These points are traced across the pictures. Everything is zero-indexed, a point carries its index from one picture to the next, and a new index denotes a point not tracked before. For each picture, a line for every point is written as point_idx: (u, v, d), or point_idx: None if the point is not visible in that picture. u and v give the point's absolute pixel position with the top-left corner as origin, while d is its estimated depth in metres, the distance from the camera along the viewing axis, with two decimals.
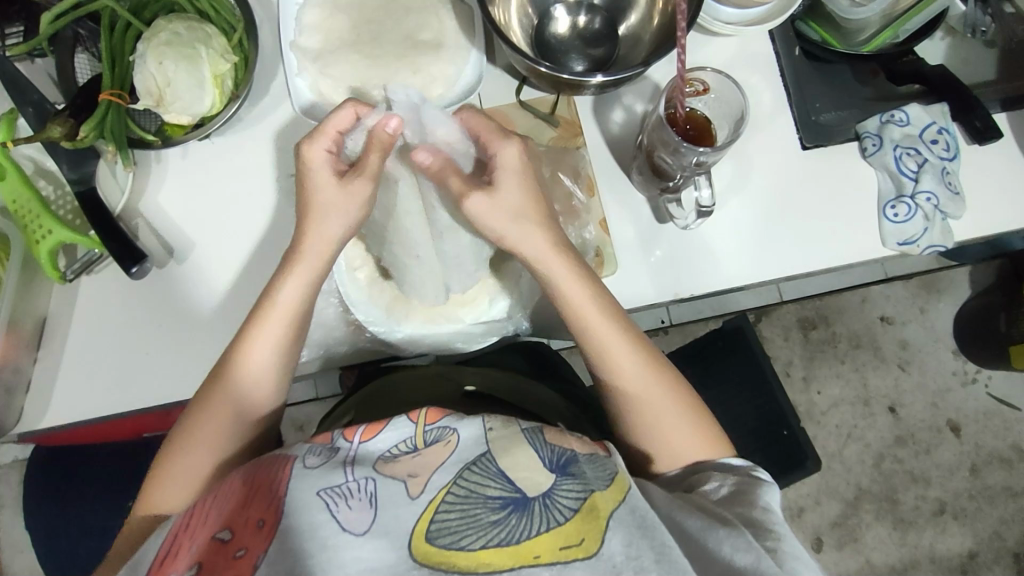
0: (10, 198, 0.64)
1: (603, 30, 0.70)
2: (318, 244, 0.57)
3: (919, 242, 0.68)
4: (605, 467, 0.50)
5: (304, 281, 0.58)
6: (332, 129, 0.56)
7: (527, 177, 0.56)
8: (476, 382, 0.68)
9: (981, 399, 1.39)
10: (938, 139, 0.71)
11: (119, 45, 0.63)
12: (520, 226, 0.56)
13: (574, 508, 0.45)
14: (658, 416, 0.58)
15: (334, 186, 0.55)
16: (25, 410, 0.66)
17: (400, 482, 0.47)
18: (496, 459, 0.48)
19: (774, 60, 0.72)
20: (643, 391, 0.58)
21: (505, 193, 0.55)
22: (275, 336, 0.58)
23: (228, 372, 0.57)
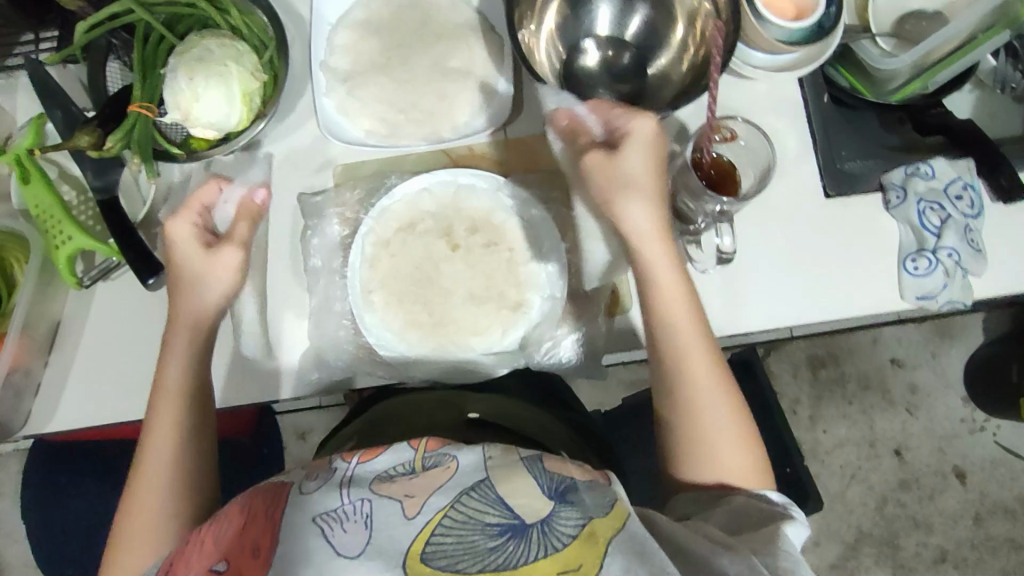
0: (34, 203, 0.64)
1: (631, 66, 0.70)
2: (186, 322, 0.60)
3: (937, 297, 0.68)
4: (606, 495, 0.49)
5: (192, 353, 0.60)
6: (196, 204, 0.59)
7: (654, 159, 0.57)
8: (480, 410, 0.66)
9: (989, 448, 1.37)
10: (962, 196, 0.71)
11: (151, 57, 0.64)
12: (637, 207, 0.57)
13: (573, 534, 0.44)
14: (708, 427, 0.58)
15: (195, 257, 0.58)
16: (34, 413, 0.67)
17: (397, 503, 0.47)
18: (496, 486, 0.47)
19: (803, 105, 0.72)
20: (705, 413, 0.58)
21: (632, 167, 0.56)
22: (180, 404, 0.59)
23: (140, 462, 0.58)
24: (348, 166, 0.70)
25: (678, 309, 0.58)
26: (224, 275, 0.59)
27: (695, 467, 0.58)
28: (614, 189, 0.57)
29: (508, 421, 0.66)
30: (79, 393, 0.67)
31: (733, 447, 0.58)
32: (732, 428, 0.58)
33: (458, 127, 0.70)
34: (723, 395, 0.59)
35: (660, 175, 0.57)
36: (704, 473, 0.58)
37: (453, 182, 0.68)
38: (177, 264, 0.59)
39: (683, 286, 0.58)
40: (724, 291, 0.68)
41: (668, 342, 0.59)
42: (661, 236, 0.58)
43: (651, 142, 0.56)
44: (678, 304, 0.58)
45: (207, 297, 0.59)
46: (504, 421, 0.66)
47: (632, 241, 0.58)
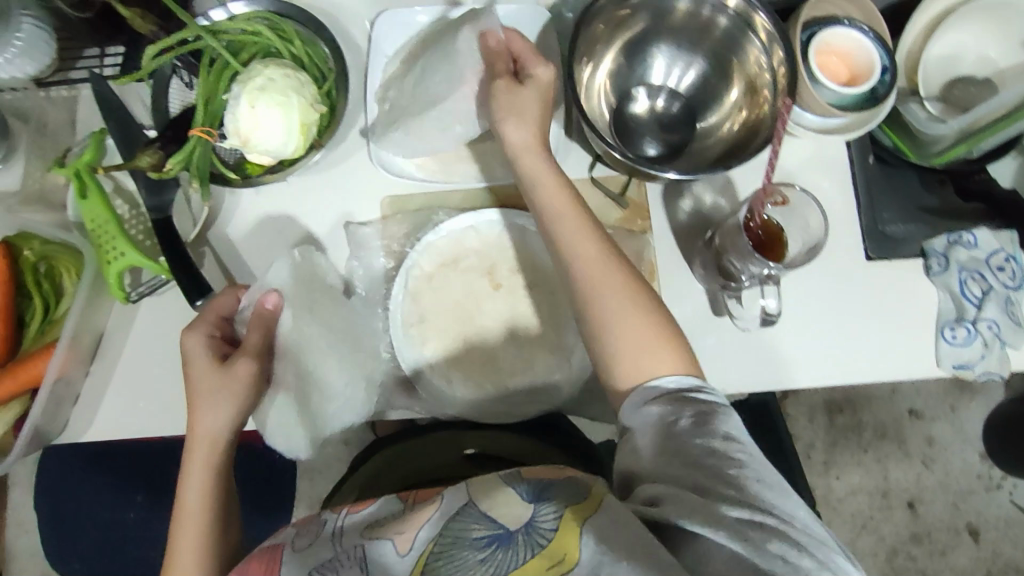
0: (89, 218, 0.65)
1: (680, 117, 0.71)
2: (202, 440, 0.57)
3: (975, 367, 0.68)
4: (580, 487, 0.51)
5: (208, 470, 0.57)
6: (214, 313, 0.61)
7: (545, 103, 0.63)
8: (477, 445, 0.70)
9: (1004, 507, 1.36)
10: (1005, 266, 0.71)
11: (214, 83, 0.65)
12: (514, 127, 0.61)
13: (556, 526, 0.47)
14: (608, 318, 0.55)
15: (214, 372, 0.57)
16: (72, 420, 0.68)
17: (387, 541, 0.49)
18: (477, 503, 0.50)
19: (849, 166, 0.73)
20: (601, 308, 0.55)
21: (521, 98, 0.61)
22: (197, 523, 0.57)
23: None
24: (395, 199, 0.71)
25: (575, 219, 0.59)
26: (245, 390, 0.58)
27: (612, 341, 0.55)
28: (503, 108, 0.62)
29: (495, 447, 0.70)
30: (117, 405, 0.68)
31: (653, 350, 0.54)
32: (626, 311, 0.55)
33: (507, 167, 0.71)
34: (611, 266, 0.57)
35: (546, 115, 0.63)
36: (620, 358, 0.54)
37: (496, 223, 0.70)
38: (192, 383, 0.58)
39: (566, 194, 0.60)
40: (762, 347, 0.68)
41: (558, 237, 0.58)
42: (542, 151, 0.62)
43: (544, 87, 0.62)
44: (559, 220, 0.59)
45: (217, 414, 0.57)
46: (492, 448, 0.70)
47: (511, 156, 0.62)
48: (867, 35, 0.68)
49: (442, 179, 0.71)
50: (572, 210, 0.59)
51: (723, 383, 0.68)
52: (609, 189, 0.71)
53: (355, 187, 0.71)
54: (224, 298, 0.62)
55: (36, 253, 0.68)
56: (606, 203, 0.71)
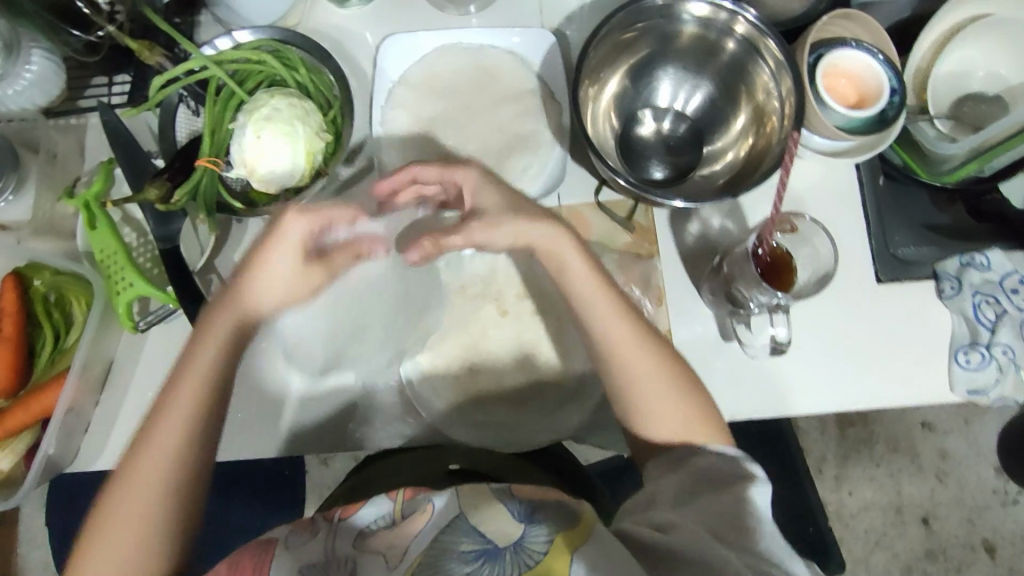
0: (97, 248, 0.66)
1: (687, 139, 0.71)
2: (230, 319, 0.57)
3: (989, 392, 0.67)
4: (570, 509, 0.52)
5: (221, 360, 0.57)
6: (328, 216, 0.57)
7: (511, 198, 0.61)
8: (461, 461, 0.66)
9: (1021, 522, 1.34)
10: (1018, 289, 0.70)
11: (221, 114, 0.65)
12: (496, 233, 0.58)
13: (544, 549, 0.48)
14: (648, 399, 0.58)
15: (295, 267, 0.58)
16: (82, 449, 0.68)
17: (382, 557, 0.50)
18: (468, 518, 0.51)
19: (859, 187, 0.72)
20: (632, 378, 0.58)
21: (475, 200, 0.60)
22: (184, 414, 0.56)
23: (137, 448, 0.55)
24: None
25: (604, 305, 0.59)
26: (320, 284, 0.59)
27: (642, 399, 0.58)
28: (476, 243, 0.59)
29: (491, 467, 0.66)
30: (126, 434, 0.68)
31: (679, 405, 0.58)
32: (666, 390, 0.58)
33: None
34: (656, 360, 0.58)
35: (517, 202, 0.61)
36: (647, 416, 0.58)
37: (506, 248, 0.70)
38: (250, 285, 0.57)
39: (594, 272, 0.60)
40: (774, 374, 0.67)
41: (591, 314, 0.59)
42: (568, 239, 0.60)
43: (478, 180, 0.61)
44: (591, 301, 0.59)
45: (235, 316, 0.57)
46: (486, 466, 0.66)
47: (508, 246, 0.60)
48: (878, 58, 0.67)
49: None
50: (600, 297, 0.59)
51: (734, 410, 0.67)
52: (616, 213, 0.70)
53: None
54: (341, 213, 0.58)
55: (47, 283, 0.69)
56: (613, 227, 0.71)
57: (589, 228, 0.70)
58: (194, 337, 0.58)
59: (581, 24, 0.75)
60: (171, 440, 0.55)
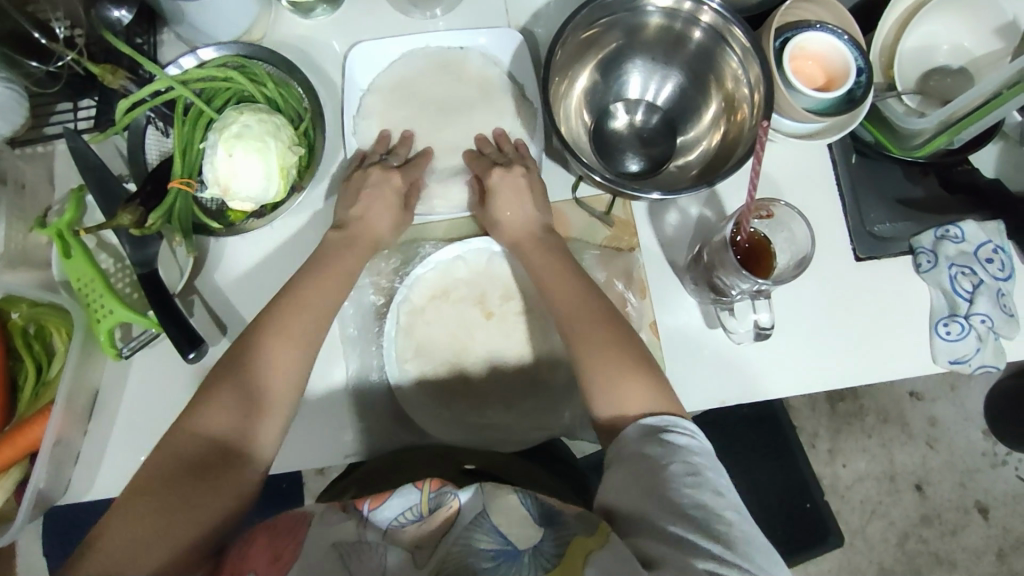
0: (74, 276, 0.65)
1: (660, 129, 0.71)
2: (367, 230, 0.66)
3: (970, 361, 0.68)
4: (592, 517, 0.50)
5: (367, 251, 0.65)
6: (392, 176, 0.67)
7: (517, 195, 0.66)
8: (476, 460, 0.66)
9: (1011, 482, 1.36)
10: (993, 258, 0.71)
11: (190, 132, 0.64)
12: (517, 210, 0.66)
13: (559, 554, 0.48)
14: (591, 362, 0.57)
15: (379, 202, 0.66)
16: (74, 481, 0.68)
17: (402, 552, 0.51)
18: (490, 515, 0.52)
19: (831, 168, 0.73)
20: (587, 346, 0.58)
21: (492, 202, 0.66)
22: (245, 403, 0.54)
23: (285, 308, 0.59)
24: None
25: (558, 280, 0.62)
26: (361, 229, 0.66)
27: (594, 375, 0.57)
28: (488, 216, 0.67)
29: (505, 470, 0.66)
30: (118, 461, 0.68)
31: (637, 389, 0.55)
32: (616, 357, 0.57)
33: None
34: (622, 335, 0.58)
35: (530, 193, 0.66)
36: (604, 393, 0.56)
37: (485, 250, 0.70)
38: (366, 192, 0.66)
39: (562, 257, 0.63)
40: (759, 358, 0.68)
41: (550, 283, 0.62)
42: (536, 238, 0.65)
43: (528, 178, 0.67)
44: (564, 286, 0.61)
45: (321, 290, 0.60)
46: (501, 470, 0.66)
47: (512, 231, 0.66)
48: (843, 39, 0.67)
49: (424, 211, 0.70)
50: (562, 265, 0.63)
51: (723, 396, 0.68)
52: (594, 208, 0.71)
53: None
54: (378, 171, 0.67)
55: (24, 315, 0.67)
56: (592, 222, 0.71)
57: (567, 224, 0.71)
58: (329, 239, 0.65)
59: (548, 21, 0.74)
60: (232, 407, 0.54)
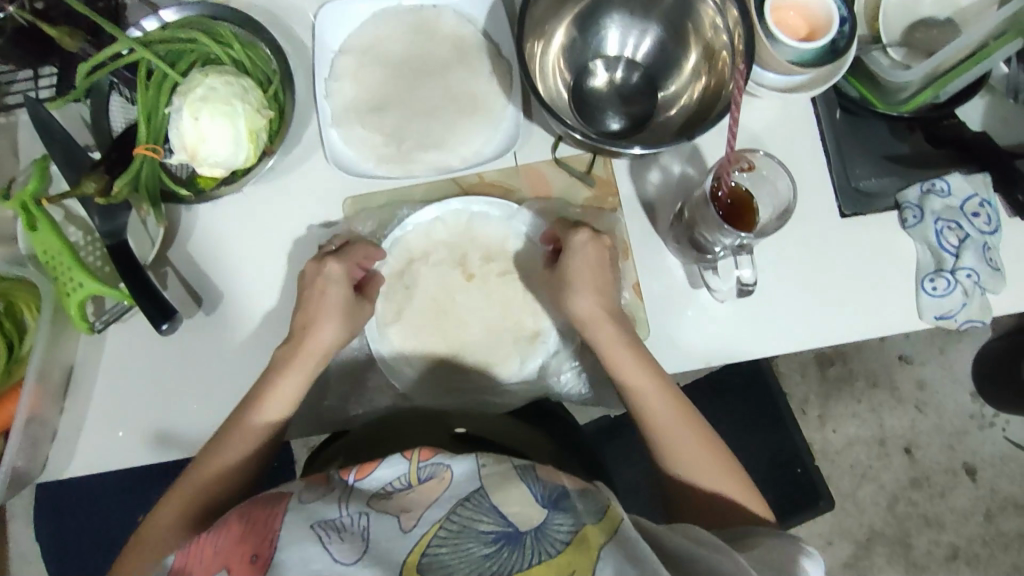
0: (42, 248, 0.63)
1: (641, 87, 0.70)
2: (310, 351, 0.63)
3: (956, 317, 0.67)
4: (597, 499, 0.52)
5: (303, 374, 0.63)
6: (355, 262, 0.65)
7: (599, 263, 0.64)
8: (468, 425, 0.66)
9: (998, 444, 1.37)
10: (979, 212, 0.70)
11: (154, 97, 0.62)
12: (582, 299, 0.63)
13: (566, 540, 0.48)
14: (681, 454, 0.62)
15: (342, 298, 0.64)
16: (51, 459, 0.66)
17: (393, 518, 0.51)
18: (489, 494, 0.51)
19: (816, 122, 0.71)
20: (673, 439, 0.62)
21: (577, 268, 0.63)
22: (251, 446, 0.61)
23: (246, 419, 0.61)
24: (358, 198, 0.69)
25: (636, 373, 0.63)
26: (340, 322, 0.64)
27: (690, 465, 0.61)
28: (561, 288, 0.65)
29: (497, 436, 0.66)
30: (95, 438, 0.66)
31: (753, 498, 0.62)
32: (704, 459, 0.61)
33: (468, 157, 0.69)
34: (682, 416, 0.63)
35: (602, 274, 0.64)
36: (705, 478, 0.61)
37: (465, 210, 0.69)
38: (326, 298, 0.64)
39: (632, 353, 0.63)
40: (744, 316, 0.67)
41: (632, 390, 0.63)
42: (610, 322, 0.63)
43: (591, 257, 0.64)
44: (638, 378, 0.63)
45: (274, 408, 0.62)
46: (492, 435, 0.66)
47: (580, 320, 0.64)
48: None
49: (402, 174, 0.69)
50: (640, 373, 0.63)
51: (708, 356, 0.67)
52: (574, 168, 0.70)
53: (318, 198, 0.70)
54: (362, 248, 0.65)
55: None
56: (572, 182, 0.70)
57: (547, 184, 0.70)
58: (276, 359, 0.63)
59: None
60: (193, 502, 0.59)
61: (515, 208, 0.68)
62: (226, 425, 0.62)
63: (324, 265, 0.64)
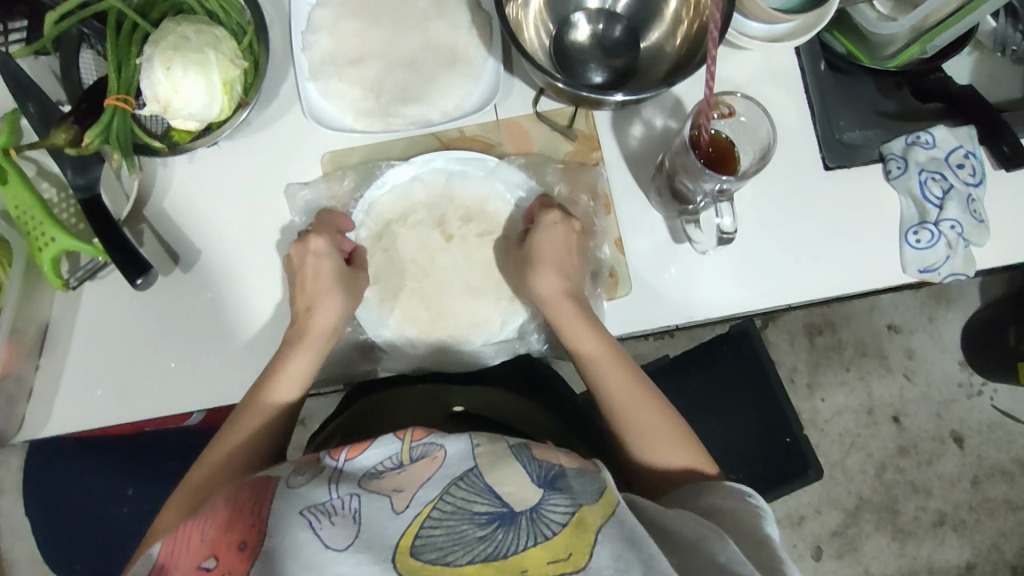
0: (12, 203, 0.62)
1: (623, 40, 0.68)
2: (319, 333, 0.63)
3: (940, 270, 0.67)
4: (594, 481, 0.53)
5: (313, 353, 0.63)
6: (336, 232, 0.65)
7: (567, 245, 0.64)
8: (464, 403, 0.67)
9: (986, 412, 1.32)
10: (965, 163, 0.69)
11: (126, 47, 0.61)
12: (542, 278, 0.63)
13: (562, 522, 0.48)
14: (636, 430, 0.61)
15: (338, 271, 0.63)
16: (28, 418, 0.66)
17: (385, 498, 0.50)
18: (483, 476, 0.51)
19: (800, 75, 0.70)
20: (629, 416, 0.62)
21: (540, 245, 0.64)
22: (270, 424, 0.61)
23: (259, 398, 0.61)
24: (336, 154, 0.68)
25: (597, 349, 0.63)
26: (343, 297, 0.63)
27: (640, 441, 0.61)
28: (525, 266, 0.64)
29: (499, 414, 0.67)
30: (73, 396, 0.66)
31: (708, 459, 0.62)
32: (655, 427, 0.61)
33: (448, 111, 0.68)
34: (638, 389, 0.62)
35: (569, 255, 0.64)
36: (652, 450, 0.61)
37: (441, 167, 0.68)
38: (318, 274, 0.62)
39: (595, 337, 0.63)
40: (724, 269, 0.67)
41: (590, 370, 0.63)
42: (571, 299, 0.63)
43: (561, 238, 0.64)
44: (606, 368, 0.63)
45: (288, 388, 0.62)
46: (494, 413, 0.67)
47: (542, 301, 0.64)
48: None
49: (381, 129, 0.68)
50: (603, 357, 0.63)
51: (691, 311, 0.67)
52: (555, 121, 0.69)
53: (296, 154, 0.69)
54: (336, 219, 0.66)
55: None
56: (553, 137, 0.69)
57: (529, 139, 0.69)
58: (288, 338, 0.63)
59: None
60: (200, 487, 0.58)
61: (492, 161, 0.67)
62: (240, 406, 0.62)
63: (308, 242, 0.63)
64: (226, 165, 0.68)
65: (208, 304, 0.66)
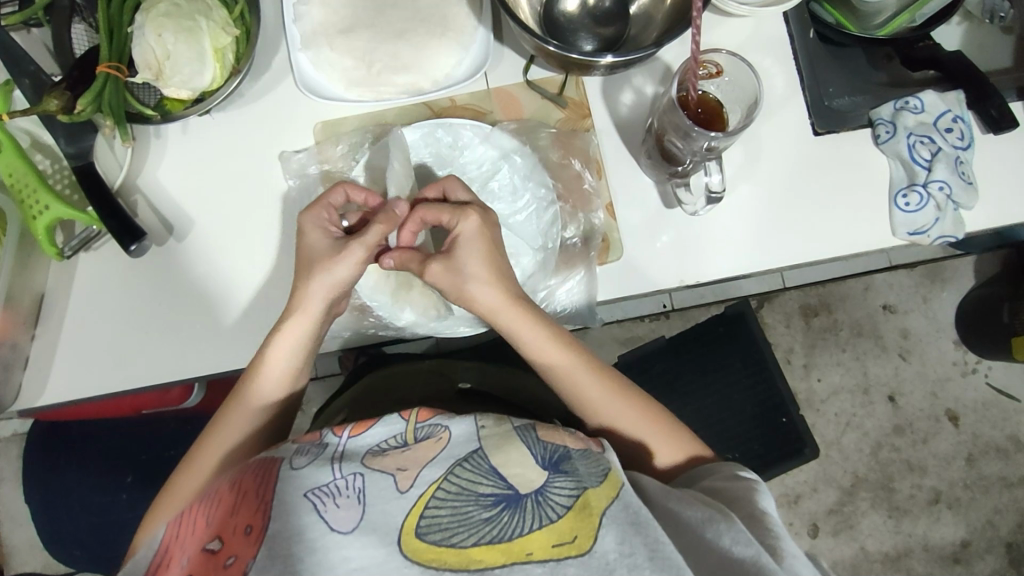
0: (6, 171, 0.62)
1: (614, 9, 0.67)
2: (306, 310, 0.60)
3: (930, 232, 0.67)
4: (600, 463, 0.52)
5: (291, 344, 0.61)
6: (328, 204, 0.61)
7: (489, 249, 0.59)
8: (470, 379, 0.73)
9: (980, 390, 1.31)
10: (953, 128, 0.70)
11: (117, 15, 0.62)
12: (482, 287, 0.59)
13: (567, 505, 0.47)
14: (626, 428, 0.62)
15: (331, 246, 0.60)
16: (24, 386, 0.66)
17: (389, 476, 0.49)
18: (489, 457, 0.50)
19: (789, 42, 0.71)
20: (614, 418, 0.62)
21: (461, 261, 0.58)
22: (263, 415, 0.63)
23: (241, 399, 0.62)
24: (329, 122, 0.69)
25: (561, 356, 0.62)
26: (350, 269, 0.59)
27: (630, 436, 0.62)
28: (453, 281, 0.59)
29: (500, 390, 0.73)
30: (69, 365, 0.66)
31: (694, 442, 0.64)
32: (645, 425, 0.62)
33: (439, 80, 0.68)
34: (619, 394, 0.62)
35: (498, 258, 0.60)
36: (645, 441, 0.62)
37: (431, 135, 0.67)
38: (309, 255, 0.60)
39: (563, 350, 0.62)
40: (713, 234, 0.67)
41: (568, 384, 0.62)
42: (514, 304, 0.60)
43: (476, 242, 0.59)
44: (581, 378, 0.62)
45: (267, 390, 0.62)
46: (494, 389, 0.73)
47: (485, 312, 0.60)
48: None
49: (372, 98, 0.68)
50: (579, 367, 0.62)
51: (683, 276, 0.67)
52: (545, 90, 0.69)
53: (289, 129, 0.69)
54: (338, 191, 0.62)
55: None
56: (544, 105, 0.70)
57: (518, 107, 0.70)
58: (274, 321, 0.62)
59: None
60: (178, 496, 0.60)
61: (487, 129, 0.67)
62: (222, 409, 0.62)
63: (303, 226, 0.61)
64: (215, 134, 0.68)
65: (201, 273, 0.67)
